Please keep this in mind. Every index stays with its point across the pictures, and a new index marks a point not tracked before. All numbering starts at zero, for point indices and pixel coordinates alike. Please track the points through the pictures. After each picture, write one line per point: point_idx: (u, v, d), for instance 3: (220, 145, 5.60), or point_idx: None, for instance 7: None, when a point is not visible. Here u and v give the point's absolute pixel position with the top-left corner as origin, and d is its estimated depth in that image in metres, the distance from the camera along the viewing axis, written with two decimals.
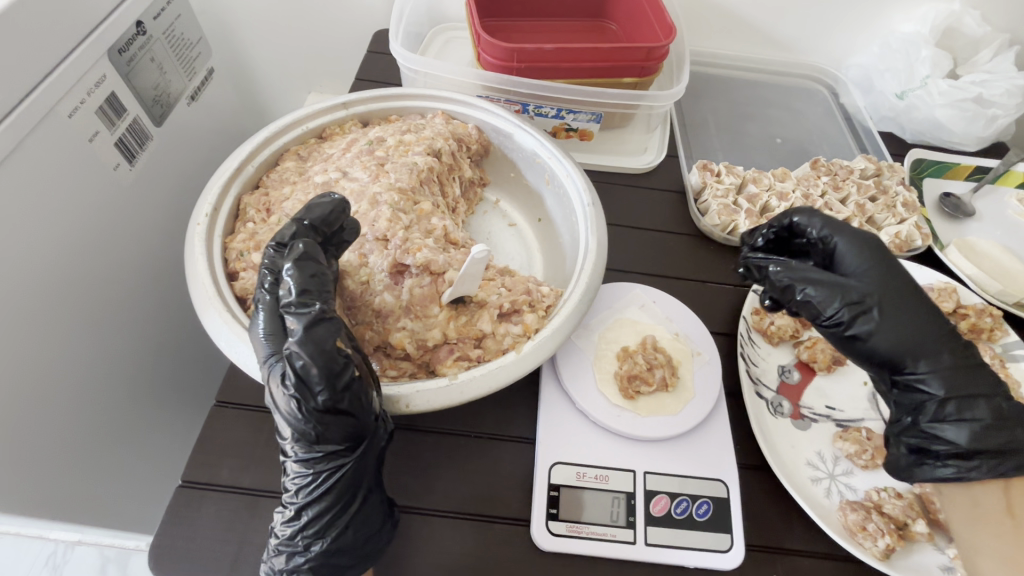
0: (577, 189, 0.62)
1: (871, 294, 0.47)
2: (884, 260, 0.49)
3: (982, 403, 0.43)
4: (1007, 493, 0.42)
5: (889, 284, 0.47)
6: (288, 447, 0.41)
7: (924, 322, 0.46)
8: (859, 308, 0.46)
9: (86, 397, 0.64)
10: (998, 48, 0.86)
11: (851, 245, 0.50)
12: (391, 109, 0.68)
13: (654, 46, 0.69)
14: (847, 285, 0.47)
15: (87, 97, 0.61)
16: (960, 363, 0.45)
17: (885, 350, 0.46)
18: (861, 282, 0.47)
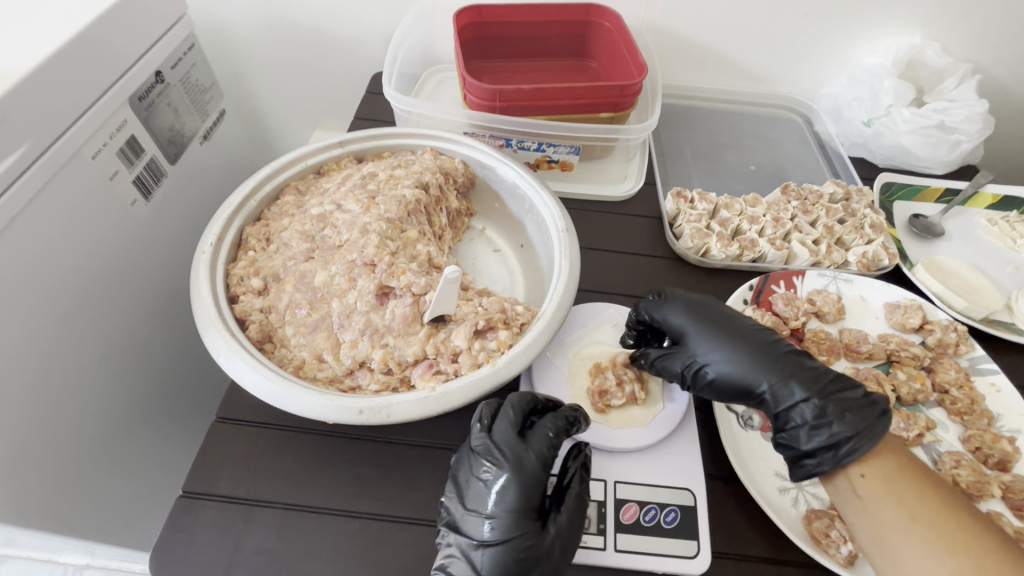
0: (552, 216, 0.67)
1: (698, 355, 0.57)
2: (699, 310, 0.60)
3: (809, 405, 0.52)
4: (853, 478, 0.50)
5: (709, 334, 0.58)
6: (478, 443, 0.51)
7: (746, 349, 0.56)
8: (700, 363, 0.57)
9: (97, 415, 0.69)
10: (961, 77, 0.90)
11: (673, 310, 0.60)
12: (384, 146, 0.74)
13: (627, 83, 0.74)
14: (682, 349, 0.58)
15: (109, 140, 0.67)
16: (779, 377, 0.54)
17: (727, 384, 0.56)
18: (688, 345, 0.58)
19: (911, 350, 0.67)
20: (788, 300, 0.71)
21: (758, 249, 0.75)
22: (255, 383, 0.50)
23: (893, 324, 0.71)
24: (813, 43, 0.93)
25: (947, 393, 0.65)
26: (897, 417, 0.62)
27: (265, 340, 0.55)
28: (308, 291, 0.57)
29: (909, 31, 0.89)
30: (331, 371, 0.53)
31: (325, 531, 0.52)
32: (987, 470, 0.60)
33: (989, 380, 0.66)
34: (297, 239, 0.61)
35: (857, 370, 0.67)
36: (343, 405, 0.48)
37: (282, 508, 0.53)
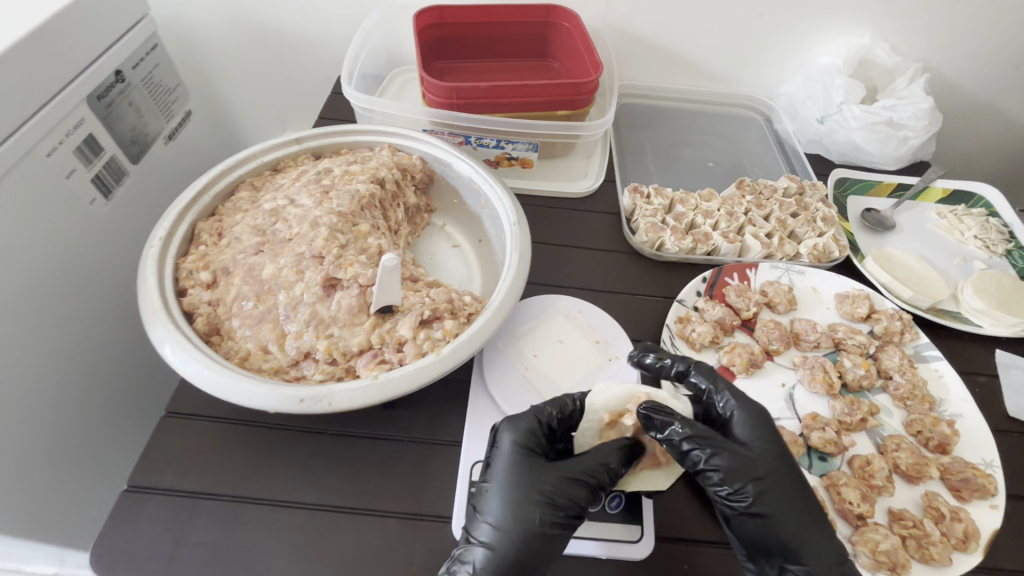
0: (505, 210, 0.68)
1: (745, 463, 0.50)
2: (767, 428, 0.52)
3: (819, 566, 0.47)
4: None
5: (766, 450, 0.51)
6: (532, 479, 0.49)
7: (792, 491, 0.49)
8: (740, 475, 0.49)
9: (56, 415, 0.68)
10: (912, 76, 0.93)
11: (743, 411, 0.53)
12: (342, 143, 0.75)
13: (582, 81, 0.76)
14: (733, 450, 0.50)
15: (65, 138, 0.67)
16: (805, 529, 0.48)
17: (748, 516, 0.49)
18: (735, 447, 0.51)
19: (857, 339, 0.69)
20: (740, 291, 0.73)
21: (711, 243, 0.77)
22: (198, 374, 0.50)
23: (842, 313, 0.73)
24: (768, 44, 0.95)
25: (890, 379, 0.67)
26: (842, 402, 0.63)
27: (212, 333, 0.56)
28: (256, 283, 0.57)
29: (859, 32, 0.92)
30: (276, 362, 0.54)
31: (270, 523, 0.52)
32: (928, 452, 0.61)
33: (931, 366, 0.68)
34: (248, 233, 0.61)
35: (805, 358, 0.68)
36: (283, 394, 0.48)
37: (228, 501, 0.53)
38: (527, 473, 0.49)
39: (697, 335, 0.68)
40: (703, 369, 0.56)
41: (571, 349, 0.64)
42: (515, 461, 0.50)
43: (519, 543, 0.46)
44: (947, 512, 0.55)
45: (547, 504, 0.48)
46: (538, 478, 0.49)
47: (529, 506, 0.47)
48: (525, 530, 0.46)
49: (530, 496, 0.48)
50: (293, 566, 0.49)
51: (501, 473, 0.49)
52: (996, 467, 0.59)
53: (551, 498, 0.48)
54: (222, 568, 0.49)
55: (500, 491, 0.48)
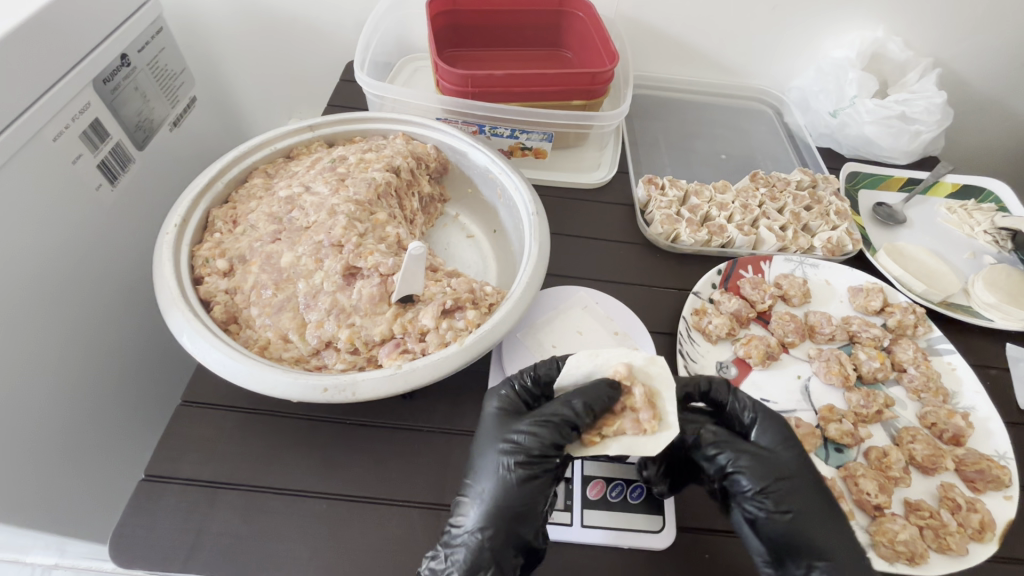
0: (523, 200, 0.67)
1: (758, 459, 0.48)
2: (786, 431, 0.50)
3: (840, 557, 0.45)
4: None
5: (783, 451, 0.49)
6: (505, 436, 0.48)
7: (812, 492, 0.47)
8: (755, 472, 0.47)
9: (65, 405, 0.67)
10: (923, 71, 0.93)
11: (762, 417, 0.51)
12: (355, 130, 0.74)
13: (598, 71, 0.75)
14: (747, 446, 0.49)
15: (71, 122, 0.65)
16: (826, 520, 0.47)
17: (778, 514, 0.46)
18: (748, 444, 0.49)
19: (872, 332, 0.69)
20: (755, 284, 0.73)
21: (726, 235, 0.77)
22: (219, 363, 0.49)
23: (856, 306, 0.73)
24: (781, 36, 0.94)
25: (904, 371, 0.67)
26: (858, 394, 0.64)
27: (230, 322, 0.55)
28: (274, 272, 0.56)
29: (872, 25, 0.91)
30: (297, 351, 0.53)
31: (291, 513, 0.51)
32: (942, 444, 0.62)
33: (944, 359, 0.69)
34: (264, 221, 0.60)
35: (820, 350, 0.69)
36: (306, 383, 0.48)
37: (247, 491, 0.52)
38: (496, 427, 0.49)
39: (714, 327, 0.67)
40: (716, 371, 0.54)
41: (590, 340, 0.64)
42: (489, 418, 0.50)
43: (492, 494, 0.46)
44: (963, 502, 0.55)
45: (510, 456, 0.47)
46: (504, 431, 0.48)
47: (495, 458, 0.47)
48: (494, 481, 0.46)
49: (498, 449, 0.47)
50: (316, 556, 0.49)
51: (480, 434, 0.49)
52: (1010, 458, 0.60)
53: (512, 449, 0.47)
54: (244, 558, 0.49)
55: (476, 448, 0.49)
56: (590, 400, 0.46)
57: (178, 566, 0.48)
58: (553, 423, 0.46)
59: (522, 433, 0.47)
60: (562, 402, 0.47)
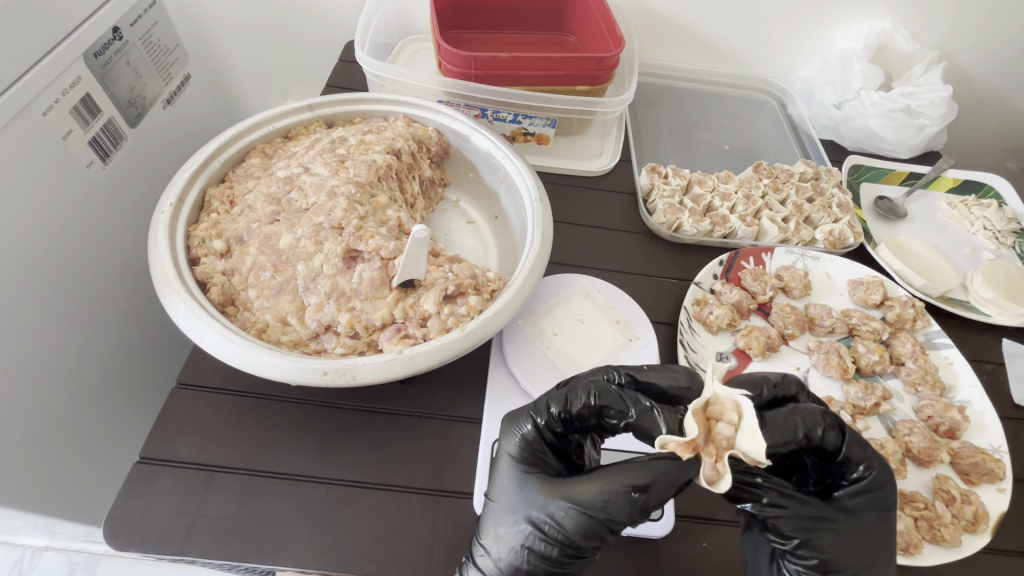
0: (527, 185, 0.66)
1: (829, 539, 0.44)
2: (884, 503, 0.45)
3: None
4: None
5: (867, 524, 0.45)
6: (536, 504, 0.44)
7: None
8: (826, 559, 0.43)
9: (53, 387, 0.66)
10: (929, 64, 0.92)
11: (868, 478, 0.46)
12: (355, 111, 0.72)
13: (604, 56, 0.73)
14: (828, 523, 0.44)
15: (62, 96, 0.63)
16: None
17: None
18: (825, 521, 0.44)
19: (871, 325, 0.69)
20: (757, 275, 0.72)
21: (728, 225, 0.77)
22: (214, 343, 0.48)
23: (856, 300, 0.73)
24: (788, 26, 0.93)
25: (902, 365, 0.68)
26: (857, 387, 0.64)
27: (227, 303, 0.54)
28: (273, 253, 0.55)
29: (879, 17, 0.90)
30: (296, 334, 0.53)
31: (288, 497, 0.51)
32: (937, 437, 0.63)
33: (942, 354, 0.69)
34: (262, 201, 0.59)
35: (819, 343, 0.69)
36: (306, 366, 0.47)
37: (244, 474, 0.52)
38: (530, 496, 0.44)
39: (716, 318, 0.67)
40: (832, 417, 0.46)
41: (591, 329, 0.64)
42: (516, 478, 0.46)
43: (506, 559, 0.44)
44: (958, 495, 0.56)
45: (540, 540, 0.43)
46: (537, 504, 0.44)
47: (524, 537, 0.43)
48: (520, 558, 0.44)
49: (520, 515, 0.44)
50: (315, 540, 0.49)
51: (502, 489, 0.46)
52: (1004, 452, 0.61)
53: (542, 533, 0.43)
54: (241, 542, 0.48)
55: (502, 512, 0.45)
56: (652, 486, 0.41)
57: (175, 548, 0.48)
58: (592, 506, 0.42)
59: (563, 515, 0.43)
60: (619, 494, 0.42)
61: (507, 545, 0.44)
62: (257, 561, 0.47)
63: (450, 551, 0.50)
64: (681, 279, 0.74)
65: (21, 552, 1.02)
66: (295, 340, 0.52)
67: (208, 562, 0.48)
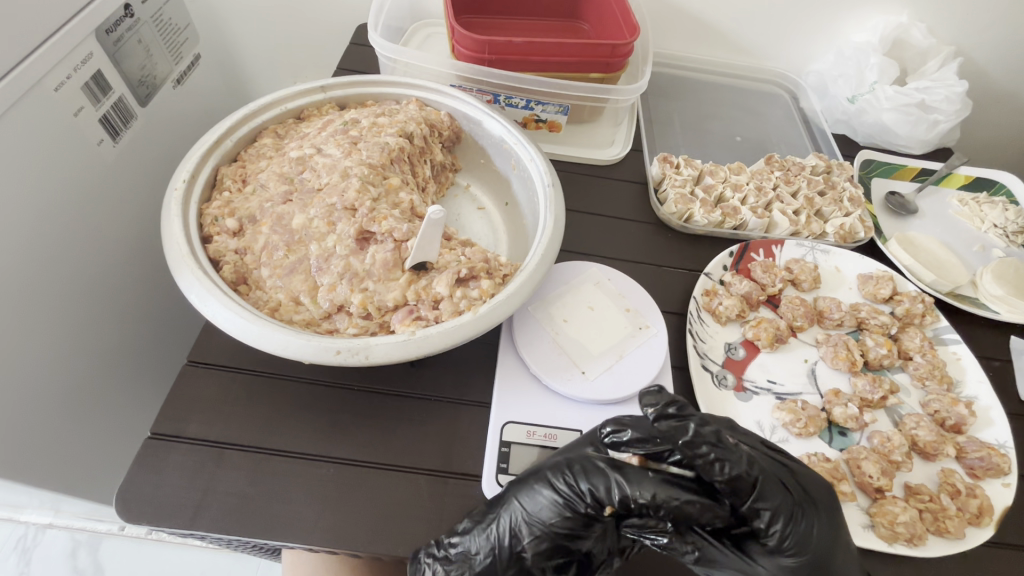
0: (539, 171, 0.66)
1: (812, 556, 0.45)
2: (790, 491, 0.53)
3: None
4: None
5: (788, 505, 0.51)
6: (590, 480, 0.46)
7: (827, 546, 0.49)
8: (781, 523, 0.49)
9: (61, 364, 0.66)
10: (945, 59, 0.91)
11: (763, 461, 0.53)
12: (367, 94, 0.72)
13: (619, 43, 0.73)
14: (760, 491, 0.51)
15: (73, 72, 0.63)
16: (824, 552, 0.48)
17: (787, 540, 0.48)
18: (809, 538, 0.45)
19: (880, 319, 0.69)
20: (766, 267, 0.72)
21: (740, 217, 0.76)
22: (227, 320, 0.48)
23: (865, 294, 0.73)
24: (803, 18, 0.93)
25: (910, 360, 0.68)
26: (865, 380, 0.64)
27: (239, 282, 0.54)
28: (286, 233, 0.55)
29: (896, 10, 0.89)
30: (308, 314, 0.53)
31: (297, 475, 0.51)
32: (943, 432, 0.63)
33: (950, 349, 0.70)
34: (274, 180, 0.59)
35: (828, 336, 0.69)
36: (319, 345, 0.47)
37: (254, 451, 0.52)
38: (584, 464, 0.47)
39: (724, 309, 0.67)
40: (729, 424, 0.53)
41: (601, 316, 0.64)
42: (575, 456, 0.48)
43: (536, 518, 0.46)
44: (963, 488, 0.56)
45: (565, 488, 0.46)
46: (574, 456, 0.48)
47: (550, 483, 0.47)
48: (541, 507, 0.46)
49: (567, 479, 0.47)
50: (325, 518, 0.49)
51: (559, 461, 0.48)
52: (1010, 447, 0.61)
53: (579, 492, 0.46)
54: (251, 518, 0.48)
55: (550, 476, 0.47)
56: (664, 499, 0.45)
57: (185, 523, 0.48)
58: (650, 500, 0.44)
59: (596, 470, 0.46)
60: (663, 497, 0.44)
61: (545, 505, 0.46)
62: (266, 537, 0.48)
63: None
64: (690, 270, 0.74)
65: (25, 529, 1.03)
66: (305, 320, 0.52)
67: (217, 536, 0.48)
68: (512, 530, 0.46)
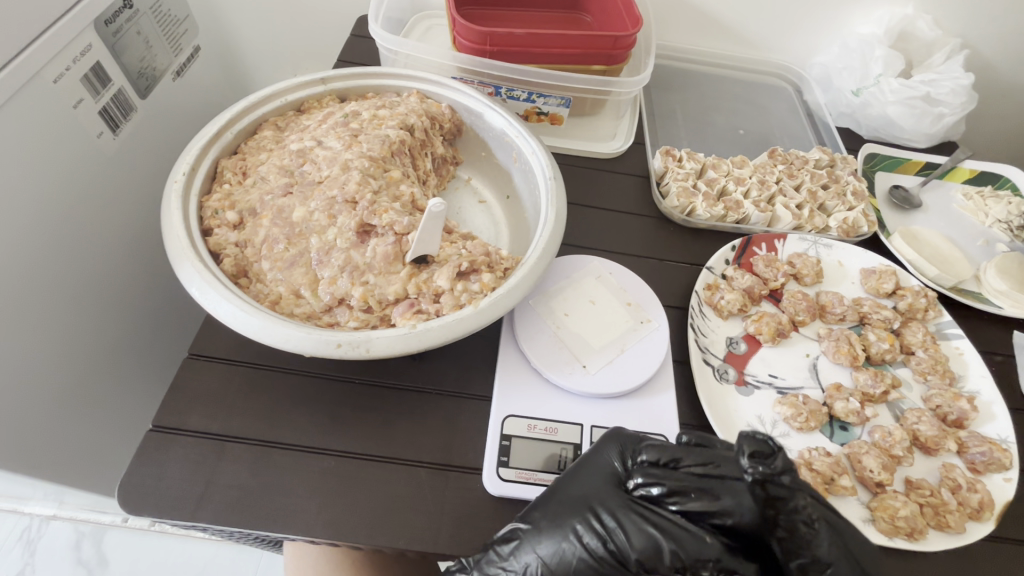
0: (541, 164, 0.65)
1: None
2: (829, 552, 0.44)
3: None
4: None
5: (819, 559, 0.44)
6: (617, 526, 0.44)
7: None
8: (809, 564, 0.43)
9: (62, 356, 0.66)
10: (951, 51, 0.90)
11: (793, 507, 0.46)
12: (367, 86, 0.71)
13: (621, 35, 0.72)
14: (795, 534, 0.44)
15: (72, 64, 0.63)
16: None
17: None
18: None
19: (883, 313, 0.69)
20: (768, 261, 0.72)
21: (742, 211, 0.76)
22: (228, 313, 0.48)
23: (867, 288, 0.73)
24: (808, 9, 0.92)
25: (912, 354, 0.68)
26: (866, 374, 0.64)
27: (240, 275, 0.54)
28: (286, 226, 0.55)
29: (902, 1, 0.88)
30: (309, 307, 0.53)
31: (299, 467, 0.51)
32: (945, 426, 0.63)
33: (952, 344, 0.69)
34: (275, 173, 0.59)
35: (830, 330, 0.69)
36: (320, 338, 0.47)
37: (256, 444, 0.52)
38: (611, 507, 0.45)
39: (726, 303, 0.67)
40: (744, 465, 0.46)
41: (603, 310, 0.63)
42: (600, 493, 0.46)
43: (560, 566, 0.44)
44: (964, 482, 0.56)
45: (600, 545, 0.44)
46: (606, 505, 0.45)
47: (583, 535, 0.44)
48: (570, 561, 0.44)
49: (592, 524, 0.45)
50: (326, 510, 0.49)
51: (584, 497, 0.46)
52: (1011, 442, 0.61)
53: (606, 538, 0.44)
54: (253, 511, 0.49)
55: (573, 517, 0.45)
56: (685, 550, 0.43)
57: (187, 515, 0.48)
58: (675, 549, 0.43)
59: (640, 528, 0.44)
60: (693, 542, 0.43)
61: (570, 555, 0.44)
62: (269, 529, 0.48)
63: (458, 524, 0.50)
64: (692, 264, 0.74)
65: (30, 520, 1.04)
66: (305, 312, 0.52)
67: (219, 528, 0.48)
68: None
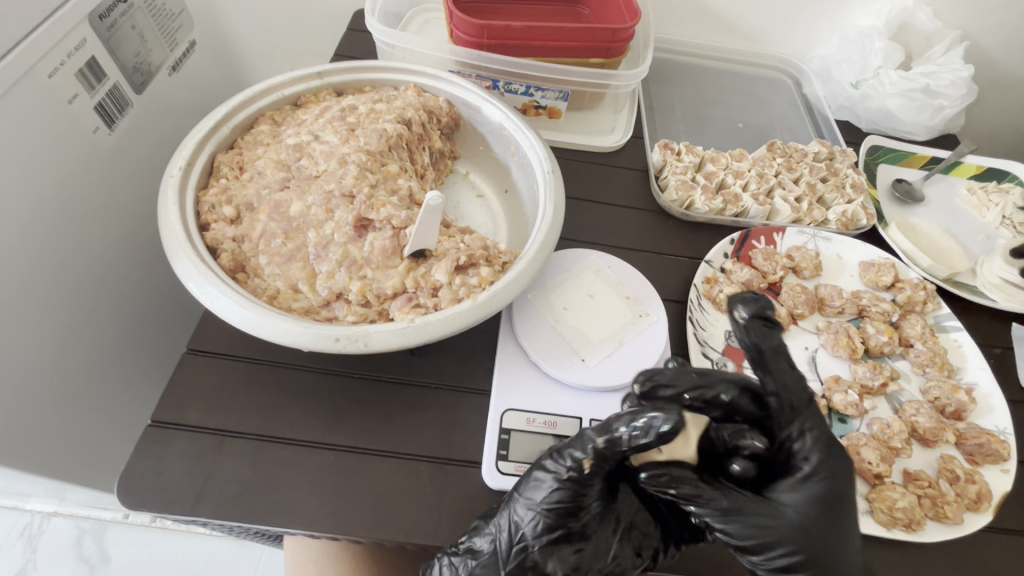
0: (539, 157, 0.65)
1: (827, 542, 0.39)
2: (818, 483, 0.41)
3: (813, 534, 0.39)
4: None
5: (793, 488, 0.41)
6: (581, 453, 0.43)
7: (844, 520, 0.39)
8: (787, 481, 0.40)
9: (60, 353, 0.66)
10: (950, 44, 0.90)
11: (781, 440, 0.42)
12: (365, 80, 0.71)
13: (620, 27, 0.72)
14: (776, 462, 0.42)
15: (66, 59, 0.62)
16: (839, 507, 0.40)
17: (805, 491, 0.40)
18: (836, 521, 0.39)
19: (881, 306, 0.69)
20: (768, 254, 0.72)
21: (741, 204, 0.76)
22: (225, 308, 0.48)
23: (866, 281, 0.73)
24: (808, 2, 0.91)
25: (911, 347, 0.68)
26: (865, 366, 0.64)
27: (237, 270, 0.54)
28: (283, 220, 0.55)
29: None
30: (307, 302, 0.53)
31: (298, 461, 0.51)
32: (943, 418, 0.63)
33: (951, 336, 0.69)
34: (272, 167, 0.59)
35: (829, 323, 0.69)
36: (318, 332, 0.47)
37: (255, 439, 0.52)
38: (575, 439, 0.45)
39: (725, 296, 0.67)
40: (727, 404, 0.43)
41: (602, 304, 0.63)
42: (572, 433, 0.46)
43: (533, 503, 0.45)
44: (962, 474, 0.56)
45: (566, 473, 0.44)
46: (572, 439, 0.45)
47: (550, 467, 0.45)
48: (542, 494, 0.44)
49: (559, 456, 0.45)
50: (326, 504, 0.49)
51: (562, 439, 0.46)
52: (1009, 434, 0.61)
53: (571, 466, 0.44)
54: (253, 505, 0.49)
55: (545, 459, 0.46)
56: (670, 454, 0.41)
57: (188, 509, 0.48)
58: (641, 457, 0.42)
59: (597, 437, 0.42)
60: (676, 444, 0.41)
61: (540, 487, 0.45)
62: (269, 523, 0.48)
63: (458, 517, 0.50)
64: (691, 258, 0.74)
65: (30, 517, 1.04)
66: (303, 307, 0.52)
67: (219, 523, 0.48)
68: (513, 521, 0.46)
